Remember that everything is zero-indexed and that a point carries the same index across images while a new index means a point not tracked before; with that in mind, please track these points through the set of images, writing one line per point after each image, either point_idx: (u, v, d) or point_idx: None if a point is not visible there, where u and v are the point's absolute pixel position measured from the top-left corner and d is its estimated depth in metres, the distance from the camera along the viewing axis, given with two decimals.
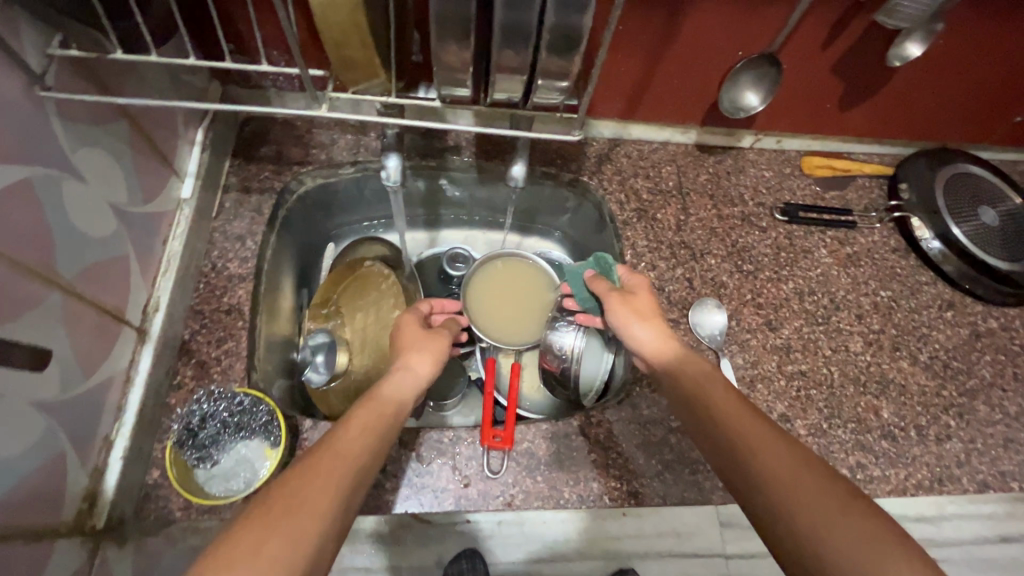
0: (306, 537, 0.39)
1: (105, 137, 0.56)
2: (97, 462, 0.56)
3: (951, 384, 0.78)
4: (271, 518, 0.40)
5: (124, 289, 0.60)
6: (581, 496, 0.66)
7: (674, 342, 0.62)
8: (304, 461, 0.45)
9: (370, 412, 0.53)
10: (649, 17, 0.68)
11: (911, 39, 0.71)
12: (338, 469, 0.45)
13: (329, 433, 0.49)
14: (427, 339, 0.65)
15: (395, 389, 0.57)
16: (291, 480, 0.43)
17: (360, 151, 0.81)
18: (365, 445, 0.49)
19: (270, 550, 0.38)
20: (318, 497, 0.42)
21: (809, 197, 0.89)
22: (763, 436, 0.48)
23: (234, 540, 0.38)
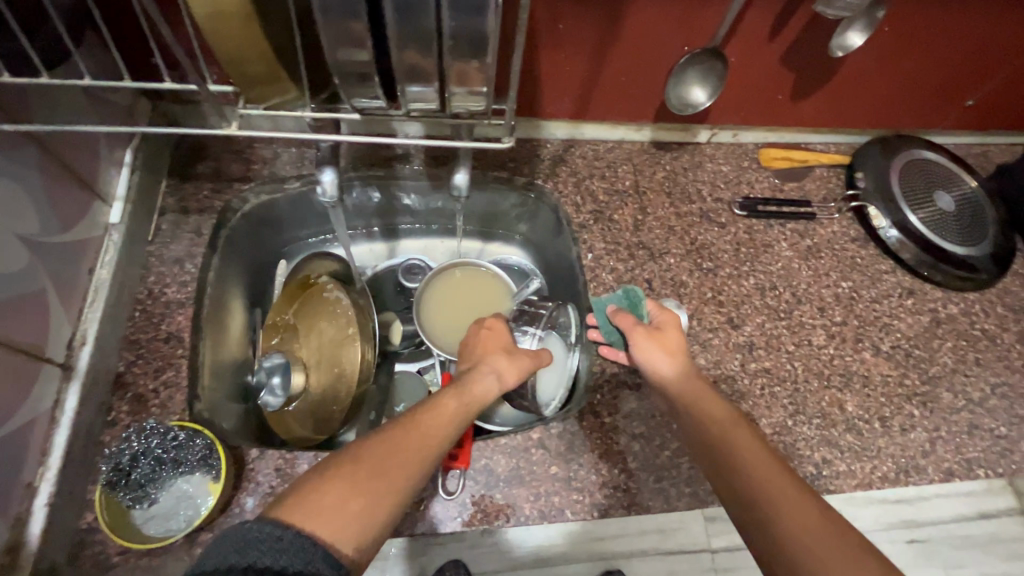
0: (376, 506, 0.42)
1: (9, 164, 0.53)
2: (20, 510, 0.53)
3: (914, 373, 0.77)
4: (354, 479, 0.43)
5: (43, 326, 0.57)
6: (542, 511, 0.64)
7: (697, 383, 0.62)
8: (389, 432, 0.48)
9: (456, 400, 0.55)
10: (590, 15, 0.67)
11: (852, 28, 0.71)
12: (422, 451, 0.48)
13: (421, 410, 0.52)
14: (517, 353, 0.65)
15: (488, 385, 0.59)
16: (371, 448, 0.46)
17: (305, 164, 0.77)
18: (448, 432, 0.51)
19: (351, 508, 0.41)
20: (392, 471, 0.45)
21: (767, 189, 0.88)
22: (787, 493, 0.48)
23: (325, 488, 0.42)
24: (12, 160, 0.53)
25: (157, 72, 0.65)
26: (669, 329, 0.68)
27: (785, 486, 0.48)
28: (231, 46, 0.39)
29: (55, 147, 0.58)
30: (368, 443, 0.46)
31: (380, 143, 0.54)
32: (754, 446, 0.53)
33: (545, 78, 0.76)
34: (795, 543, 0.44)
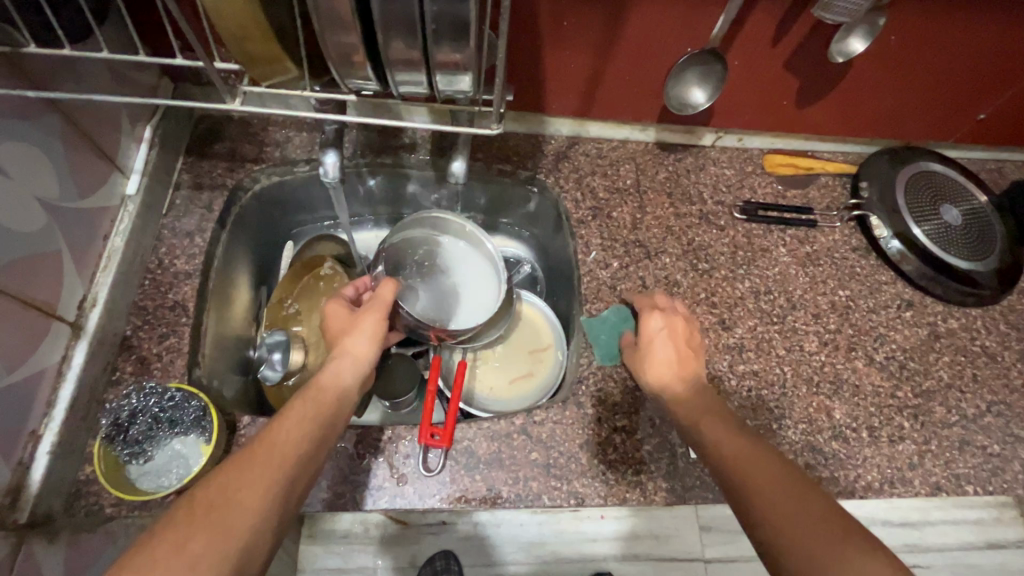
0: (224, 539, 0.41)
1: (32, 131, 0.56)
2: (23, 456, 0.56)
3: (907, 385, 0.76)
4: (196, 519, 0.41)
5: (56, 285, 0.60)
6: (519, 495, 0.65)
7: (696, 381, 0.63)
8: (234, 459, 0.47)
9: (311, 406, 0.55)
10: (590, 12, 0.68)
11: (853, 35, 0.71)
12: (272, 469, 0.47)
13: (265, 430, 0.51)
14: (362, 314, 0.64)
15: (340, 367, 0.60)
16: (228, 476, 0.45)
17: (315, 148, 0.80)
18: (303, 443, 0.51)
19: (191, 549, 0.40)
20: (241, 498, 0.44)
21: (769, 196, 0.88)
22: (779, 475, 0.48)
23: (157, 541, 0.40)
24: (36, 127, 0.56)
25: (180, 53, 0.69)
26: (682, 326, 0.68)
27: (774, 467, 0.49)
28: (234, 28, 0.42)
29: (78, 118, 0.62)
30: (203, 481, 0.44)
31: (378, 125, 0.56)
32: (735, 432, 0.54)
33: (550, 75, 0.78)
34: (783, 517, 0.45)
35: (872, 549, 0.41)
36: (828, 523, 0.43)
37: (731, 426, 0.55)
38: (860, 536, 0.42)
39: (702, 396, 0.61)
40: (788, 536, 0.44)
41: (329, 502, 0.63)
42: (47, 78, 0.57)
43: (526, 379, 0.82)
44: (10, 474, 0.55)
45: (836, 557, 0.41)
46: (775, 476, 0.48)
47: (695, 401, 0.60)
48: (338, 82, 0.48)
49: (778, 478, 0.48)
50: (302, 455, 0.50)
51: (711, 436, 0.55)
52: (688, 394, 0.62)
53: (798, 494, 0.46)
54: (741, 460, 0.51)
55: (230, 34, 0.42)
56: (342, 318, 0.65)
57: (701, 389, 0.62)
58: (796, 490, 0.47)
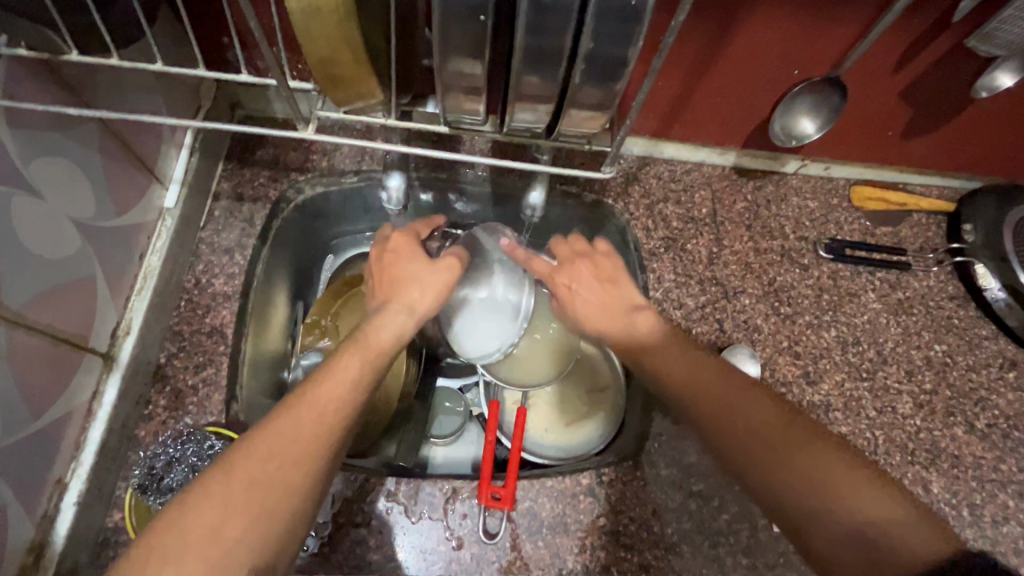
0: (263, 522, 0.38)
1: (65, 143, 0.50)
2: (47, 508, 0.50)
3: (1011, 458, 0.69)
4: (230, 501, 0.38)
5: (89, 313, 0.54)
6: (586, 566, 0.59)
7: (629, 320, 0.57)
8: (269, 424, 0.41)
9: (358, 358, 0.47)
10: (696, 28, 0.61)
11: (1004, 69, 0.64)
12: (312, 442, 0.41)
13: (304, 388, 0.44)
14: (425, 266, 0.53)
15: (392, 320, 0.50)
16: (257, 450, 0.40)
17: (364, 159, 0.73)
18: (346, 408, 0.44)
19: (227, 532, 0.37)
20: (277, 475, 0.39)
21: (858, 232, 0.80)
22: (737, 395, 0.49)
23: (190, 521, 0.37)
24: (71, 139, 0.50)
25: (229, 51, 0.62)
26: (603, 257, 0.60)
27: (727, 387, 0.50)
28: (324, 47, 0.38)
29: (117, 126, 0.55)
30: (233, 453, 0.40)
31: (456, 161, 0.51)
32: (688, 354, 0.53)
33: None
34: (753, 443, 0.46)
35: (839, 459, 0.43)
36: (832, 462, 0.43)
37: (686, 348, 0.54)
38: (830, 445, 0.44)
39: (636, 334, 0.56)
40: (762, 462, 0.45)
41: (378, 565, 0.57)
42: (86, 85, 0.50)
43: (587, 423, 0.71)
44: (34, 529, 0.49)
45: (801, 468, 0.43)
46: (742, 404, 0.48)
47: (636, 342, 0.56)
48: (440, 111, 0.45)
49: (729, 402, 0.49)
50: (344, 421, 0.43)
51: (660, 360, 0.54)
52: (621, 336, 0.57)
53: (766, 414, 0.47)
54: (705, 385, 0.50)
55: (318, 55, 0.38)
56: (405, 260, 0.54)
57: (628, 315, 0.57)
58: (766, 407, 0.47)
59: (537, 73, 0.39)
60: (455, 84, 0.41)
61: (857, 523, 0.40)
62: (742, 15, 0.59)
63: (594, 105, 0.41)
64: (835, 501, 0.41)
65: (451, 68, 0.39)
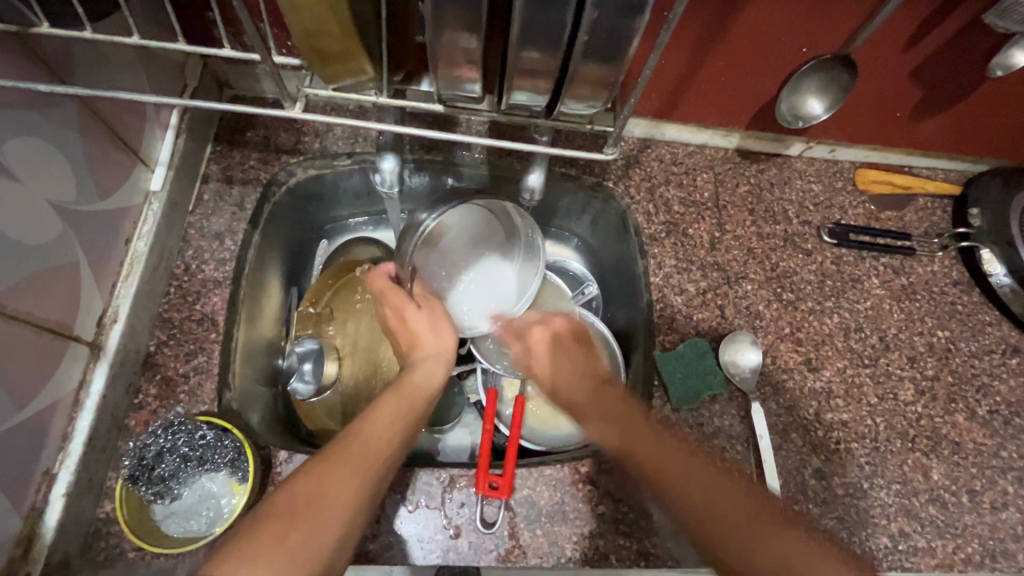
0: (321, 535, 0.41)
1: (42, 123, 0.47)
2: (35, 500, 0.49)
3: (1011, 445, 0.69)
4: (295, 513, 0.41)
5: (73, 301, 0.52)
6: (585, 554, 0.58)
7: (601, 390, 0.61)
8: (324, 457, 0.45)
9: (398, 403, 0.54)
10: (703, 3, 0.58)
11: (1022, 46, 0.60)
12: (367, 463, 0.46)
13: (358, 421, 0.50)
14: (429, 314, 0.64)
15: (431, 368, 0.60)
16: (317, 468, 0.44)
17: (359, 141, 0.70)
18: (391, 440, 0.50)
19: (291, 541, 0.39)
20: (335, 499, 0.43)
21: (861, 216, 0.78)
22: (718, 476, 0.49)
23: (258, 530, 0.39)
24: (49, 118, 0.48)
25: (214, 26, 0.59)
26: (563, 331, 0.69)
27: (708, 472, 0.49)
28: (310, 20, 0.36)
29: (98, 105, 0.53)
30: (294, 475, 0.43)
31: (451, 141, 0.49)
32: (644, 426, 0.55)
33: None
34: (706, 511, 0.47)
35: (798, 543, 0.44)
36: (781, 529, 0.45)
37: (659, 435, 0.53)
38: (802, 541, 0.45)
39: (603, 403, 0.59)
40: (741, 542, 0.44)
41: (374, 554, 0.56)
42: (63, 60, 0.48)
43: None
44: (22, 521, 0.48)
45: (774, 555, 0.43)
46: (672, 460, 0.51)
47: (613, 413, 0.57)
48: (435, 87, 0.43)
49: (682, 469, 0.50)
50: (389, 459, 0.48)
51: (633, 442, 0.53)
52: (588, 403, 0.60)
53: (696, 463, 0.51)
54: (681, 476, 0.49)
55: (306, 28, 0.37)
56: (409, 317, 0.64)
57: (595, 394, 0.61)
58: (708, 472, 0.50)
59: (536, 47, 0.37)
60: (449, 58, 0.39)
61: None
62: None
63: (597, 83, 0.39)
64: None
65: (446, 42, 0.37)
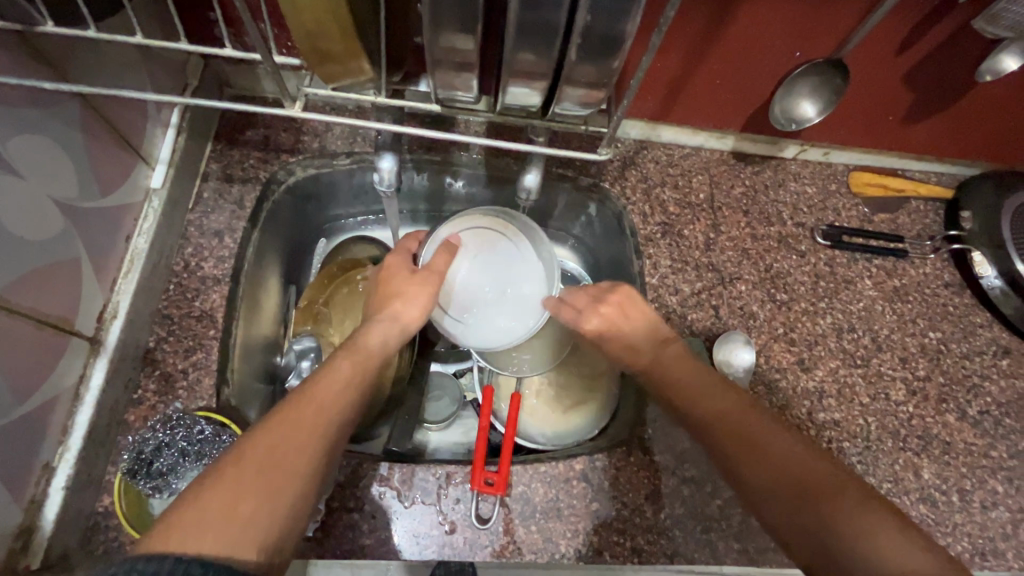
0: (275, 501, 0.39)
1: (45, 121, 0.48)
2: (35, 493, 0.50)
3: (1002, 445, 0.70)
4: (244, 478, 0.39)
5: (74, 296, 0.53)
6: (579, 550, 0.59)
7: (658, 351, 0.59)
8: (270, 423, 0.43)
9: (353, 365, 0.51)
10: (698, 6, 0.59)
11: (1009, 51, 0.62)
12: (318, 426, 0.45)
13: (307, 382, 0.48)
14: (417, 285, 0.60)
15: (385, 331, 0.56)
16: (266, 433, 0.42)
17: (357, 140, 0.71)
18: (346, 401, 0.48)
19: (242, 513, 0.38)
20: (290, 461, 0.42)
21: (855, 219, 0.79)
22: (765, 428, 0.49)
23: (205, 498, 0.38)
24: (52, 116, 0.49)
25: (215, 26, 0.60)
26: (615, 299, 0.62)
27: (761, 423, 0.49)
28: (310, 21, 0.37)
29: (100, 102, 0.54)
30: (246, 441, 0.42)
31: (448, 141, 0.50)
32: (708, 387, 0.54)
33: None
34: (772, 472, 0.46)
35: (871, 510, 0.41)
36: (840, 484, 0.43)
37: (708, 377, 0.55)
38: (869, 500, 0.42)
39: (665, 364, 0.57)
40: (786, 506, 0.44)
41: (370, 549, 0.57)
42: (65, 59, 0.49)
43: (582, 407, 0.71)
44: (21, 514, 0.49)
45: (829, 514, 0.41)
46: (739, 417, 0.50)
47: (668, 371, 0.57)
48: (432, 88, 0.44)
49: (754, 432, 0.49)
50: (344, 423, 0.47)
51: (685, 388, 0.55)
52: (647, 361, 0.59)
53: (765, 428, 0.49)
54: (732, 429, 0.50)
55: (306, 29, 0.37)
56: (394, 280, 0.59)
57: (658, 353, 0.59)
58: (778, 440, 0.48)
59: (531, 48, 0.37)
60: (447, 59, 0.39)
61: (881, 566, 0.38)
62: None
63: (591, 84, 0.40)
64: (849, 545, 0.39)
65: (444, 43, 0.38)
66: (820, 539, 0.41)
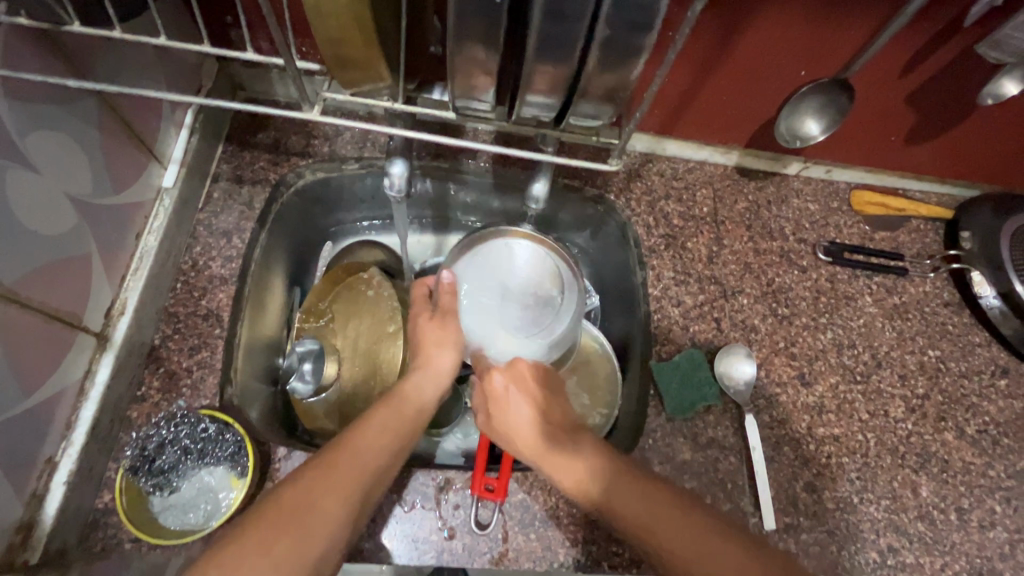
0: (306, 543, 0.42)
1: (63, 118, 0.49)
2: (37, 487, 0.50)
3: (1000, 464, 0.70)
4: (278, 520, 0.43)
5: (84, 291, 0.53)
6: (577, 559, 0.59)
7: (576, 432, 0.56)
8: (312, 465, 0.47)
9: (390, 416, 0.54)
10: (706, 24, 0.60)
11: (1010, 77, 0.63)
12: (354, 478, 0.47)
13: (349, 433, 0.51)
14: (441, 329, 0.62)
15: (420, 379, 0.59)
16: (303, 479, 0.45)
17: (367, 146, 0.72)
18: (383, 454, 0.50)
19: (276, 552, 0.41)
20: (323, 505, 0.44)
21: (856, 236, 0.80)
22: (680, 523, 0.47)
23: (245, 540, 0.41)
24: (70, 113, 0.49)
25: (231, 30, 0.62)
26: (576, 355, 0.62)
27: (680, 518, 0.47)
28: (334, 27, 0.38)
29: (115, 100, 0.54)
30: (280, 487, 0.45)
31: (460, 147, 0.50)
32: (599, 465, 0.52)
33: None
34: None
35: None
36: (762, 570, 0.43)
37: (632, 479, 0.50)
38: None
39: (578, 452, 0.53)
40: None
41: (370, 552, 0.57)
42: (84, 57, 0.49)
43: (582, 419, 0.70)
44: (23, 507, 0.48)
45: None
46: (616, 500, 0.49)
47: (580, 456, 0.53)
48: (449, 97, 0.44)
49: (671, 529, 0.46)
50: (379, 472, 0.49)
51: (608, 492, 0.50)
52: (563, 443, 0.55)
53: (669, 522, 0.47)
54: (656, 524, 0.47)
55: (329, 32, 0.38)
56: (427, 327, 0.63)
57: (578, 438, 0.55)
58: (687, 528, 0.46)
59: (550, 60, 0.38)
60: (466, 68, 0.40)
61: None
62: (754, 13, 0.59)
63: (607, 95, 0.41)
64: None
65: (464, 53, 0.39)
66: None
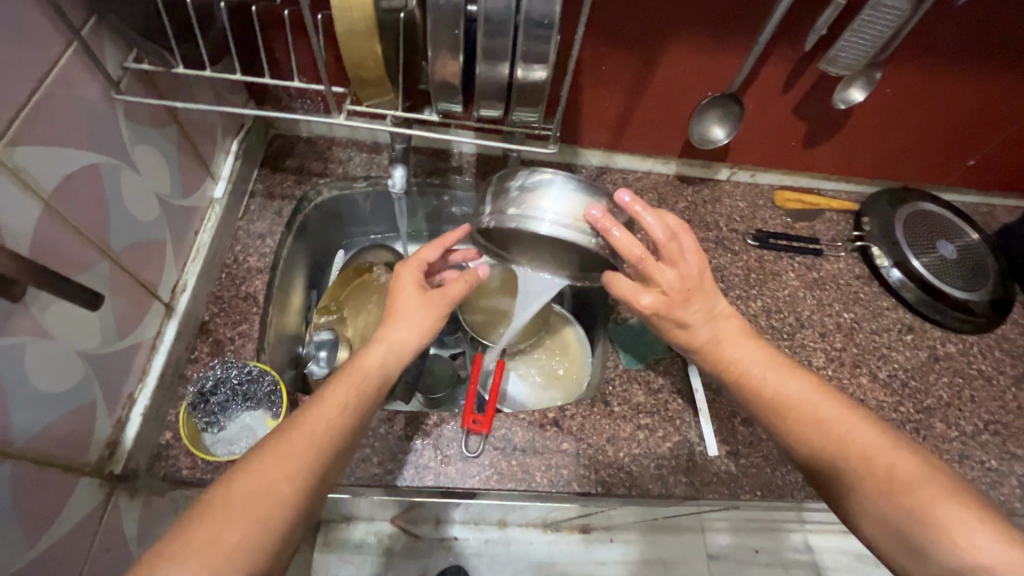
0: (258, 527, 0.46)
1: (157, 136, 0.66)
2: (120, 417, 0.63)
3: (909, 402, 0.83)
4: (229, 505, 0.46)
5: (159, 267, 0.69)
6: (552, 481, 0.71)
7: (722, 329, 0.62)
8: (264, 450, 0.49)
9: (345, 392, 0.55)
10: (626, 58, 0.80)
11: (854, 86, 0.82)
12: (303, 457, 0.50)
13: (300, 412, 0.53)
14: (426, 303, 0.62)
15: (380, 352, 0.59)
16: (253, 466, 0.48)
17: (374, 167, 0.90)
18: (335, 431, 0.52)
19: (228, 539, 0.44)
20: (271, 489, 0.47)
21: (779, 226, 0.97)
22: (830, 409, 0.55)
23: (200, 525, 0.45)
24: (160, 132, 0.67)
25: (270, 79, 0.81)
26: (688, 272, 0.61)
27: (826, 408, 0.55)
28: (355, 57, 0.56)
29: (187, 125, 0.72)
30: (228, 476, 0.47)
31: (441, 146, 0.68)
32: (795, 372, 0.59)
33: (586, 111, 0.89)
34: (861, 460, 0.52)
35: (943, 487, 0.48)
36: (893, 450, 0.51)
37: (785, 370, 0.59)
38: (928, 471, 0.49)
39: (735, 346, 0.62)
40: (877, 490, 0.50)
41: (380, 478, 0.69)
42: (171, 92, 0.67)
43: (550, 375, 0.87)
44: (110, 429, 0.61)
45: (915, 500, 0.48)
46: (824, 409, 0.55)
47: (731, 350, 0.61)
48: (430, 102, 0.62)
49: (822, 411, 0.55)
50: (333, 445, 0.52)
51: (765, 378, 0.59)
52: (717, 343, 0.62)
53: (835, 414, 0.55)
54: (804, 405, 0.56)
55: (352, 62, 0.56)
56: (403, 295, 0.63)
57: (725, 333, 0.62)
58: (894, 456, 0.51)
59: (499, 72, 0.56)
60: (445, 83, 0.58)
61: (951, 540, 0.45)
62: (660, 48, 0.78)
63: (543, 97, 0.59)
64: (930, 514, 0.47)
65: (443, 71, 0.57)
66: (913, 511, 0.47)
